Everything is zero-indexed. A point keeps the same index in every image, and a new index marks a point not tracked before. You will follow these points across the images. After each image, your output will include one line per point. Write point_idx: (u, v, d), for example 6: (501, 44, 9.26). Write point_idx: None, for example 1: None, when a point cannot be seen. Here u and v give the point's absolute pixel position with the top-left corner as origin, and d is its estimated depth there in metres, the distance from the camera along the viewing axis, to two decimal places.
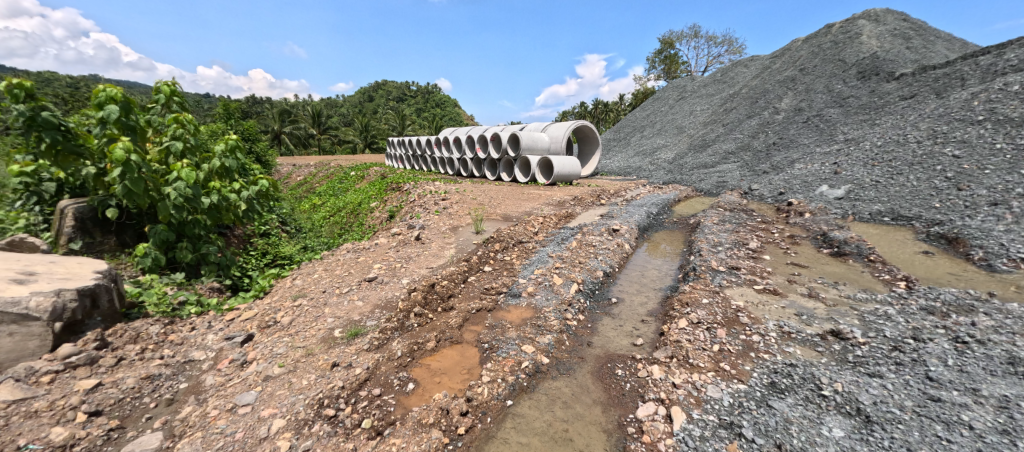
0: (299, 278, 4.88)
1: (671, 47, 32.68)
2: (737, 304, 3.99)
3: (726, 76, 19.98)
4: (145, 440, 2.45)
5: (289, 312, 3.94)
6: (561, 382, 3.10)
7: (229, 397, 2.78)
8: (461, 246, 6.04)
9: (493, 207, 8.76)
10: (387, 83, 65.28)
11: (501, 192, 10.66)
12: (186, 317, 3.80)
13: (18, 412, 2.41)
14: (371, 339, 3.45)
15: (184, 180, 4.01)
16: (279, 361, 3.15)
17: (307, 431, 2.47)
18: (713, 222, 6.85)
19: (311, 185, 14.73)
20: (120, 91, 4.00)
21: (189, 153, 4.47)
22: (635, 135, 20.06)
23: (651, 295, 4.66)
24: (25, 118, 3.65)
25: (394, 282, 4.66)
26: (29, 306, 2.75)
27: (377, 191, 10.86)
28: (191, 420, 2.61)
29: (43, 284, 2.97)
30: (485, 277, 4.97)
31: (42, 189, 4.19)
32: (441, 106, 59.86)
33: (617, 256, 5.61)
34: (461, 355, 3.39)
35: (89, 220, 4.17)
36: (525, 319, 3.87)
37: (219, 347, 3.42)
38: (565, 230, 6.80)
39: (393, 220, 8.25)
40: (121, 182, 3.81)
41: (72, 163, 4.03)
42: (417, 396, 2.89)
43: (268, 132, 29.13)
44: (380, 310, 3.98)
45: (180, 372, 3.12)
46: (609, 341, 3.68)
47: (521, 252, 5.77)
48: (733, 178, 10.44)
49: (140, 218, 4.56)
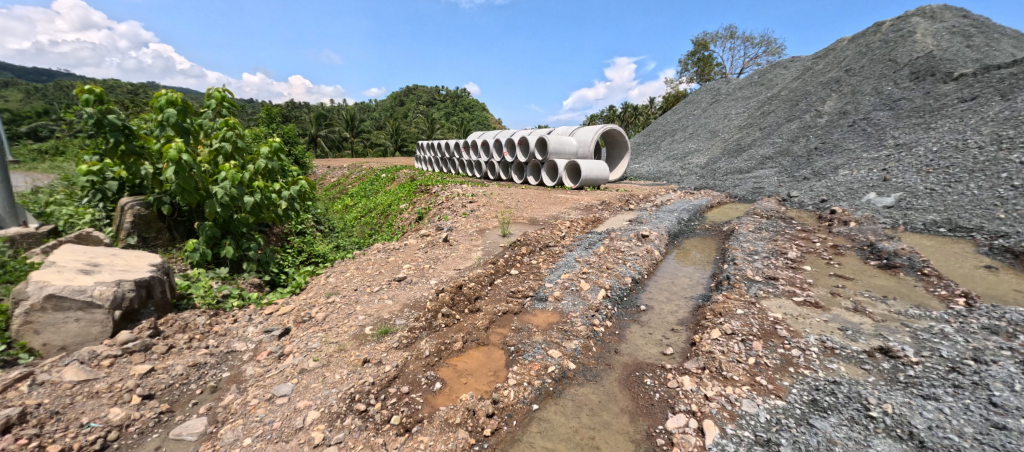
0: (332, 276, 5.05)
1: (705, 48, 31.88)
2: (774, 317, 3.82)
3: (764, 78, 19.29)
4: (192, 424, 2.61)
5: (323, 308, 4.10)
6: (587, 389, 3.05)
7: (267, 388, 2.90)
8: (487, 249, 6.10)
9: (519, 210, 8.79)
10: (419, 88, 67.15)
11: (528, 195, 10.68)
12: (228, 309, 4.02)
13: (82, 392, 2.62)
14: (400, 337, 3.53)
15: (231, 179, 4.30)
16: (313, 355, 3.27)
17: (339, 424, 2.52)
18: (749, 230, 6.59)
19: (344, 187, 15.25)
20: (178, 95, 4.33)
21: (236, 155, 4.75)
22: (667, 138, 19.58)
23: (682, 303, 4.52)
24: (94, 121, 4.00)
25: (423, 282, 4.75)
26: (93, 294, 3.04)
27: (407, 193, 11.13)
28: (232, 407, 2.74)
29: (106, 275, 3.24)
30: (511, 280, 4.99)
31: (106, 187, 4.57)
32: (469, 111, 60.74)
33: (646, 262, 5.50)
34: (487, 357, 3.41)
35: (145, 216, 4.49)
36: (551, 323, 3.87)
37: (258, 339, 3.60)
38: (593, 234, 6.75)
39: (422, 222, 8.42)
40: (175, 180, 4.13)
41: (134, 162, 4.39)
42: (444, 395, 2.91)
43: (305, 136, 30.55)
44: (409, 309, 4.08)
45: (223, 362, 3.30)
46: (637, 349, 3.59)
47: (547, 256, 5.76)
48: (770, 184, 10.03)
49: (191, 215, 4.90)
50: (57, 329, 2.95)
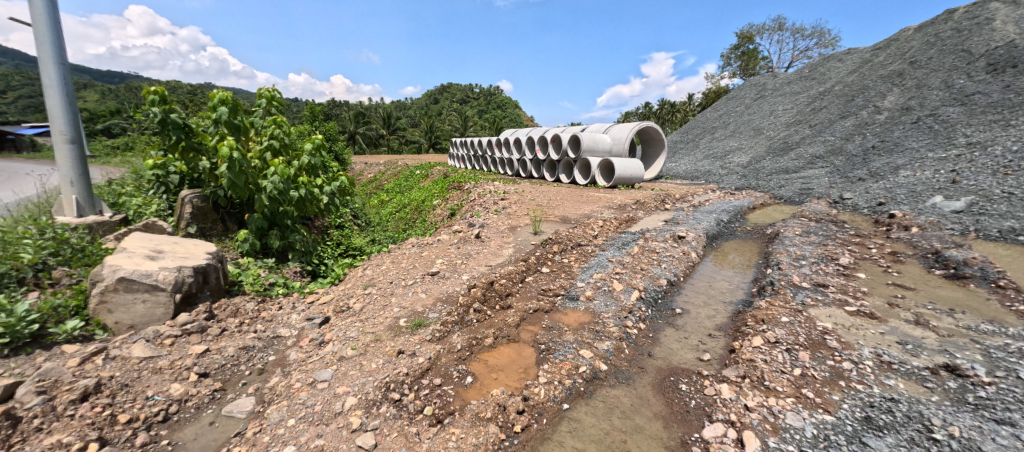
0: (369, 269, 5.24)
1: (750, 41, 30.35)
2: (823, 326, 3.59)
3: (816, 72, 18.13)
4: (242, 403, 2.79)
5: (360, 299, 4.26)
6: (619, 391, 3.00)
7: (309, 373, 3.05)
8: (519, 246, 6.12)
9: (551, 208, 8.74)
10: (453, 86, 68.11)
11: (560, 193, 10.60)
12: (274, 297, 4.26)
13: (147, 368, 2.86)
14: (433, 330, 3.61)
15: (278, 174, 4.55)
16: (351, 344, 3.40)
17: (375, 411, 2.60)
18: (795, 234, 6.24)
19: (380, 183, 15.73)
20: (230, 95, 4.61)
21: (283, 151, 5.01)
22: (707, 136, 18.83)
23: (720, 308, 4.34)
24: (159, 119, 4.34)
25: (455, 278, 4.83)
26: (158, 278, 3.30)
27: (440, 189, 11.33)
28: (278, 389, 2.90)
29: (168, 261, 3.52)
30: (542, 279, 4.98)
31: (169, 180, 4.96)
32: (503, 108, 60.96)
33: (682, 264, 5.33)
34: (517, 354, 3.42)
35: (202, 208, 4.83)
36: (582, 323, 3.83)
37: (301, 326, 3.80)
38: (626, 234, 6.61)
39: (454, 218, 8.55)
40: (228, 174, 4.42)
41: (193, 158, 4.76)
42: (475, 390, 2.95)
43: (345, 133, 31.77)
44: (442, 303, 4.16)
45: (269, 346, 3.50)
46: (672, 353, 3.49)
47: (579, 255, 5.70)
48: (820, 185, 9.43)
49: (242, 207, 5.22)
50: (127, 309, 3.23)
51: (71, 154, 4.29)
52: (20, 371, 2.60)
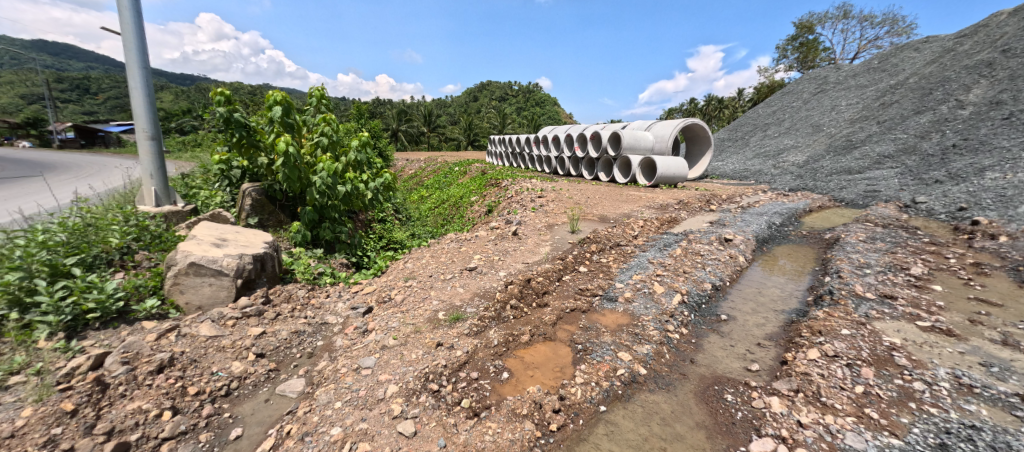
0: (409, 262, 5.41)
1: (810, 31, 28.28)
2: (890, 341, 3.30)
3: (886, 63, 16.61)
4: (293, 383, 2.97)
5: (401, 291, 4.41)
6: (659, 396, 2.91)
7: (354, 359, 3.20)
8: (556, 244, 6.08)
9: (589, 207, 8.61)
10: (493, 84, 68.64)
11: (599, 192, 10.41)
12: (322, 285, 4.50)
13: (212, 346, 3.11)
14: (470, 325, 3.68)
15: (327, 170, 4.80)
16: (392, 333, 3.53)
17: (415, 400, 2.67)
18: (858, 240, 5.76)
19: (420, 179, 16.16)
20: (283, 95, 4.91)
21: (332, 148, 5.26)
22: (758, 133, 17.79)
23: (770, 316, 4.10)
24: (223, 119, 4.70)
25: (493, 273, 4.88)
26: (223, 264, 3.58)
27: (478, 186, 11.46)
28: (325, 373, 3.07)
29: (231, 249, 3.81)
30: (579, 278, 4.92)
31: (232, 175, 5.37)
32: (542, 105, 60.65)
33: (728, 268, 5.09)
34: (554, 352, 3.41)
35: (261, 200, 5.18)
36: (621, 324, 3.76)
37: (347, 315, 3.99)
38: (668, 235, 6.39)
39: (492, 214, 8.63)
40: (283, 170, 4.71)
41: (253, 154, 5.11)
42: (512, 385, 2.97)
43: (388, 130, 32.90)
44: (479, 298, 4.22)
45: (318, 332, 3.70)
46: (717, 361, 3.33)
47: (618, 255, 5.58)
48: (889, 187, 8.64)
49: (295, 201, 5.56)
50: (196, 291, 3.53)
51: (152, 149, 4.74)
52: (108, 343, 2.92)
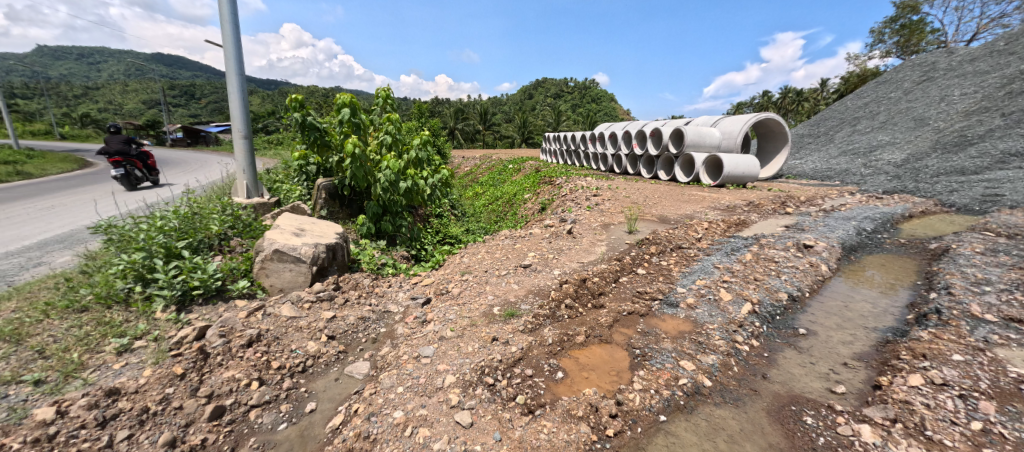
0: (465, 257, 5.54)
1: (914, 12, 24.82)
2: (1017, 373, 2.81)
3: (1016, 44, 14.13)
4: (360, 366, 3.17)
5: (458, 285, 4.54)
6: (726, 411, 2.72)
7: (415, 347, 3.35)
8: (612, 244, 5.91)
9: (648, 207, 8.26)
10: (550, 81, 68.23)
11: (659, 191, 9.94)
12: (385, 275, 4.76)
13: (292, 326, 3.41)
14: (525, 322, 3.69)
15: (391, 167, 5.05)
16: (450, 325, 3.64)
17: (472, 392, 2.74)
18: (973, 251, 4.96)
19: (475, 176, 16.50)
20: (350, 97, 5.23)
21: (395, 145, 5.53)
22: (846, 127, 15.97)
23: (858, 333, 3.67)
24: (299, 122, 5.13)
25: (547, 272, 4.85)
26: (301, 252, 3.90)
27: (531, 183, 11.45)
28: (388, 358, 3.24)
29: (308, 238, 4.14)
30: (637, 280, 4.73)
31: (308, 171, 5.84)
32: (599, 101, 59.21)
33: (806, 278, 4.62)
34: (610, 355, 3.32)
35: (333, 194, 5.59)
36: (682, 331, 3.57)
37: (407, 304, 4.18)
38: (736, 239, 5.95)
39: (545, 212, 8.59)
40: (352, 166, 5.04)
41: (326, 151, 5.51)
42: (566, 386, 2.94)
43: (446, 129, 33.97)
44: (534, 296, 4.22)
45: (382, 319, 3.92)
46: (793, 378, 3.05)
47: (680, 258, 5.30)
48: (1016, 189, 7.36)
49: (362, 195, 5.92)
50: (279, 275, 3.89)
51: (245, 147, 5.29)
52: (209, 317, 3.32)
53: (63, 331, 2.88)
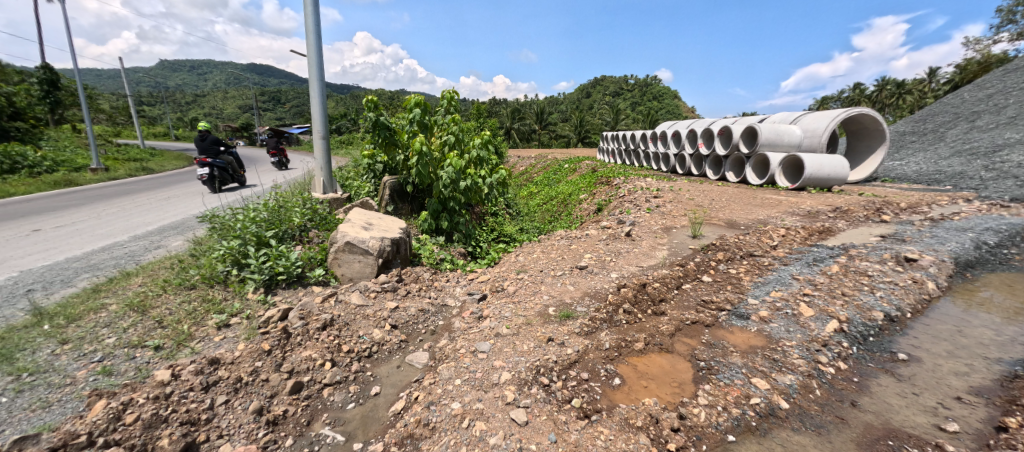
0: (521, 255, 5.57)
1: None
2: None
3: None
4: (419, 356, 3.31)
5: (513, 283, 4.58)
6: (806, 437, 2.46)
7: (472, 342, 3.43)
8: (674, 249, 5.62)
9: (714, 210, 7.75)
10: (610, 79, 66.54)
11: (727, 194, 9.27)
12: (444, 270, 4.93)
13: (360, 313, 3.65)
14: (581, 324, 3.62)
15: (453, 166, 5.23)
16: (506, 323, 3.68)
17: (528, 391, 2.74)
18: None
19: (530, 175, 16.51)
20: (419, 98, 5.49)
21: (457, 145, 5.70)
22: (961, 123, 13.81)
23: (976, 364, 3.14)
24: (372, 122, 5.48)
25: (604, 274, 4.74)
26: (369, 245, 4.16)
27: (587, 183, 11.22)
28: (447, 351, 3.35)
29: (376, 232, 4.42)
30: (702, 288, 4.46)
31: (376, 168, 6.22)
32: (661, 99, 56.60)
33: (907, 295, 4.06)
34: (671, 365, 3.16)
35: (397, 190, 5.89)
36: (754, 346, 3.30)
37: (464, 299, 4.30)
38: (819, 249, 5.38)
39: (602, 213, 8.38)
40: (418, 165, 5.30)
41: (393, 150, 5.83)
42: (624, 393, 2.84)
43: (503, 128, 34.43)
44: (590, 298, 4.14)
45: (440, 312, 4.06)
46: (891, 409, 2.68)
47: (751, 267, 4.90)
48: None
49: (424, 193, 6.18)
50: (349, 265, 4.17)
51: (323, 146, 5.74)
52: (291, 300, 3.66)
53: (176, 305, 3.32)
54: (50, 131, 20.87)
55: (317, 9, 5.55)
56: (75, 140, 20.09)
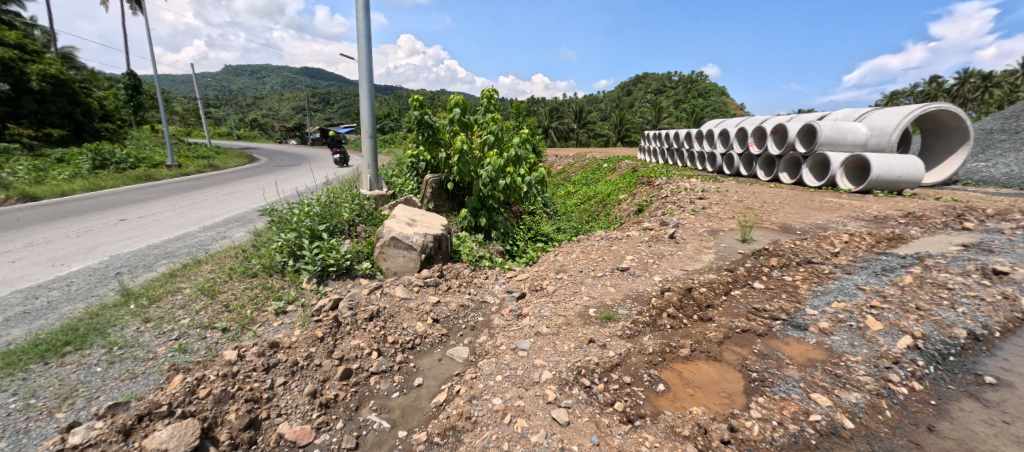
0: (559, 255, 5.52)
1: None
2: None
3: None
4: (460, 351, 3.36)
5: (553, 282, 4.55)
6: None
7: (512, 339, 3.43)
8: (722, 253, 5.34)
9: (766, 213, 7.31)
10: (652, 76, 64.58)
11: (781, 196, 8.70)
12: (482, 267, 4.98)
13: (404, 307, 3.76)
14: (623, 327, 3.54)
15: (493, 164, 5.28)
16: (545, 322, 3.66)
17: (569, 392, 2.71)
18: None
19: (568, 174, 16.34)
20: (461, 98, 5.58)
21: (497, 143, 5.74)
22: None
23: None
24: (416, 122, 5.64)
25: (646, 277, 4.59)
26: (413, 241, 4.28)
27: (627, 183, 10.94)
28: (487, 347, 3.39)
29: (419, 228, 4.54)
30: (753, 294, 4.21)
31: (418, 166, 6.38)
32: (708, 95, 54.12)
33: (997, 312, 3.62)
34: (720, 375, 3.01)
35: (438, 188, 6.03)
36: (813, 359, 3.08)
37: (503, 297, 4.32)
38: (888, 257, 4.92)
39: (642, 214, 8.15)
40: (459, 163, 5.40)
41: (436, 149, 5.96)
42: (668, 400, 2.74)
43: (540, 127, 34.34)
44: (631, 301, 4.03)
45: (480, 308, 4.11)
46: (977, 436, 2.40)
47: (809, 274, 4.57)
48: None
49: (464, 191, 6.29)
50: (394, 259, 4.31)
51: (370, 145, 5.97)
52: (341, 291, 3.84)
53: (241, 291, 3.60)
54: (133, 131, 23.21)
55: (367, 14, 5.78)
56: (154, 139, 22.21)
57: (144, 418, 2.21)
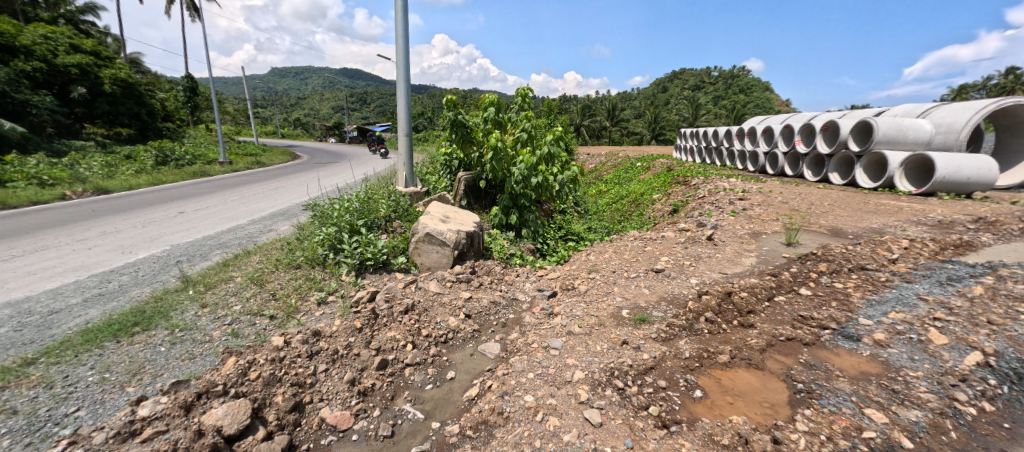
0: (591, 255, 5.45)
1: None
2: None
3: None
4: (491, 347, 3.39)
5: (584, 282, 4.50)
6: None
7: (543, 338, 3.42)
8: (764, 257, 5.09)
9: (813, 215, 6.90)
10: (691, 72, 62.38)
11: (831, 198, 8.19)
12: (513, 264, 5.00)
13: (437, 301, 3.83)
14: (657, 329, 3.45)
15: (526, 162, 5.29)
16: (578, 321, 3.62)
17: (602, 393, 2.67)
18: None
19: (600, 173, 16.08)
20: (495, 97, 5.62)
21: (530, 141, 5.74)
22: None
23: None
24: (451, 120, 5.73)
25: (682, 279, 4.45)
26: (447, 238, 4.36)
27: (662, 183, 10.64)
28: (518, 344, 3.40)
29: (453, 225, 4.61)
30: (799, 301, 3.99)
31: (452, 164, 6.48)
32: (750, 91, 51.64)
33: None
34: (762, 383, 2.87)
35: (471, 186, 6.11)
36: (867, 372, 2.88)
37: (534, 295, 4.32)
38: (954, 266, 4.53)
39: (678, 215, 7.90)
40: (492, 161, 5.45)
41: (469, 147, 6.04)
42: (706, 407, 2.65)
43: (572, 125, 34.01)
44: (667, 303, 3.91)
45: (511, 306, 4.12)
46: None
47: (862, 281, 4.28)
48: None
49: (496, 189, 6.33)
50: (428, 255, 4.40)
51: (406, 143, 6.13)
52: (377, 284, 3.97)
53: (286, 281, 3.79)
54: (190, 130, 24.93)
55: (405, 15, 5.92)
56: (208, 138, 23.76)
57: (203, 395, 2.36)
